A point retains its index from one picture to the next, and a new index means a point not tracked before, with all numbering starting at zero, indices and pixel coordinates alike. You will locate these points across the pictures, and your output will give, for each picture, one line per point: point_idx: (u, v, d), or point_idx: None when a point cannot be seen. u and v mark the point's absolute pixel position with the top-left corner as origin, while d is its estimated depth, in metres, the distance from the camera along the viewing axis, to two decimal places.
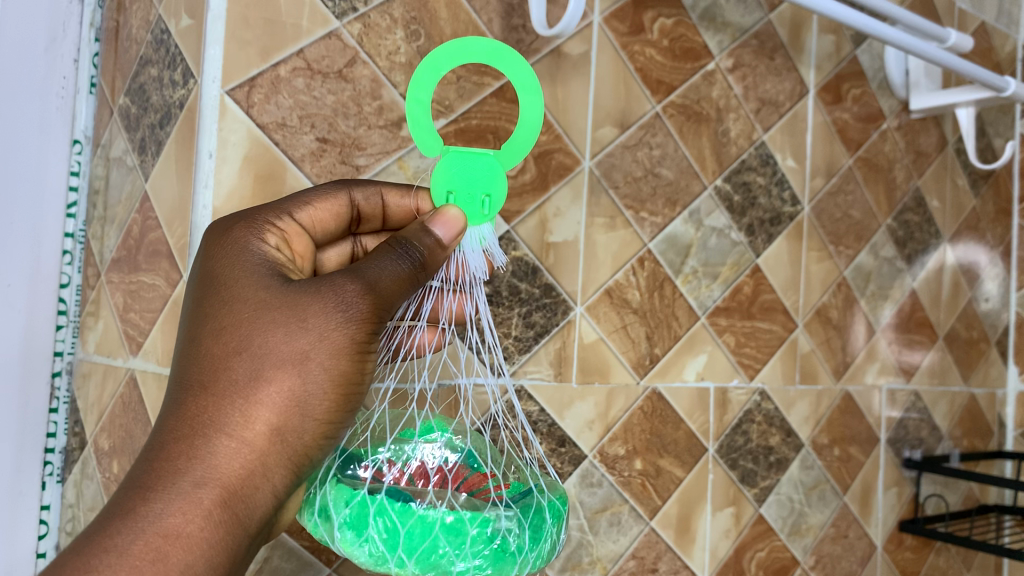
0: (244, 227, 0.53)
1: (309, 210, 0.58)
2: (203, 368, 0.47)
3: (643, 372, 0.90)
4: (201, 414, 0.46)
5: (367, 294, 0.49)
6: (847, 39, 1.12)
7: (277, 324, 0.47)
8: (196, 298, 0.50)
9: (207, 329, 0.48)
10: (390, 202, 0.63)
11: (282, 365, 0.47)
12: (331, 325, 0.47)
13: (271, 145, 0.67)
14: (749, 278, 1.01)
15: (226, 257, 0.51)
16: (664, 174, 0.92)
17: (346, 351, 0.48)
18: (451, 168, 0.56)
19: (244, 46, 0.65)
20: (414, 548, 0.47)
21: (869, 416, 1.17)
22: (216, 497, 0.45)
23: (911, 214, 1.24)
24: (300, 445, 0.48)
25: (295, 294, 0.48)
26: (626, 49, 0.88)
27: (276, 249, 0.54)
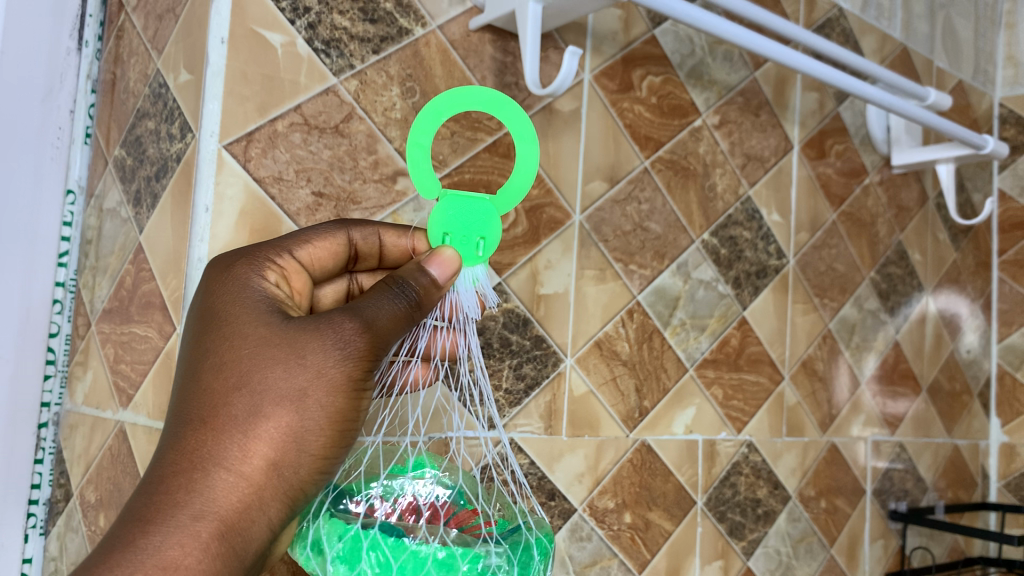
0: (245, 264, 0.54)
1: (306, 250, 0.58)
2: (201, 404, 0.48)
3: (632, 425, 0.90)
4: (199, 448, 0.47)
5: (364, 333, 0.49)
6: (829, 97, 1.15)
7: (275, 361, 0.48)
8: (197, 333, 0.51)
9: (206, 364, 0.49)
10: (386, 242, 0.64)
11: (280, 403, 0.47)
12: (326, 365, 0.48)
13: (267, 198, 0.67)
14: (736, 330, 1.01)
15: (227, 293, 0.52)
16: (652, 228, 0.93)
17: (341, 389, 0.48)
18: (448, 210, 0.56)
19: (242, 101, 0.66)
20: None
21: (855, 468, 1.17)
22: (213, 531, 0.46)
23: (894, 267, 1.25)
24: (296, 479, 0.48)
25: (293, 332, 0.48)
26: (616, 106, 0.90)
27: (277, 286, 0.54)
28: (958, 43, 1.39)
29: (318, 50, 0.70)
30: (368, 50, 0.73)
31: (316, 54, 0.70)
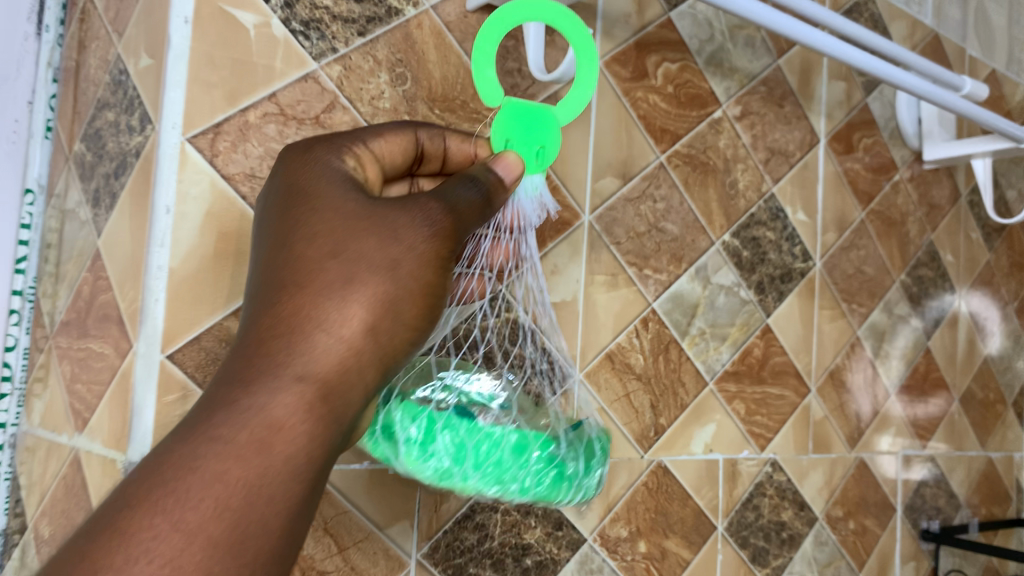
0: (323, 147, 0.49)
1: (377, 147, 0.53)
2: (288, 271, 0.43)
3: (648, 445, 0.82)
4: (291, 315, 0.42)
5: (448, 215, 0.46)
6: (857, 87, 1.07)
7: (370, 232, 0.44)
8: (278, 209, 0.46)
9: (290, 237, 0.45)
10: (451, 146, 0.58)
11: (374, 268, 0.43)
12: (417, 235, 0.45)
13: (236, 198, 0.60)
14: (760, 339, 0.93)
15: (309, 171, 0.47)
16: (668, 229, 0.85)
17: (433, 263, 0.45)
18: (512, 118, 0.53)
19: (209, 89, 0.59)
20: (482, 464, 0.47)
21: (885, 485, 1.09)
22: (314, 395, 0.41)
23: (925, 269, 1.17)
24: (389, 350, 0.45)
25: (380, 208, 0.45)
26: (628, 96, 0.82)
27: (358, 168, 0.50)
28: (991, 31, 1.31)
29: (296, 32, 0.63)
30: (353, 32, 0.65)
31: (294, 36, 0.63)
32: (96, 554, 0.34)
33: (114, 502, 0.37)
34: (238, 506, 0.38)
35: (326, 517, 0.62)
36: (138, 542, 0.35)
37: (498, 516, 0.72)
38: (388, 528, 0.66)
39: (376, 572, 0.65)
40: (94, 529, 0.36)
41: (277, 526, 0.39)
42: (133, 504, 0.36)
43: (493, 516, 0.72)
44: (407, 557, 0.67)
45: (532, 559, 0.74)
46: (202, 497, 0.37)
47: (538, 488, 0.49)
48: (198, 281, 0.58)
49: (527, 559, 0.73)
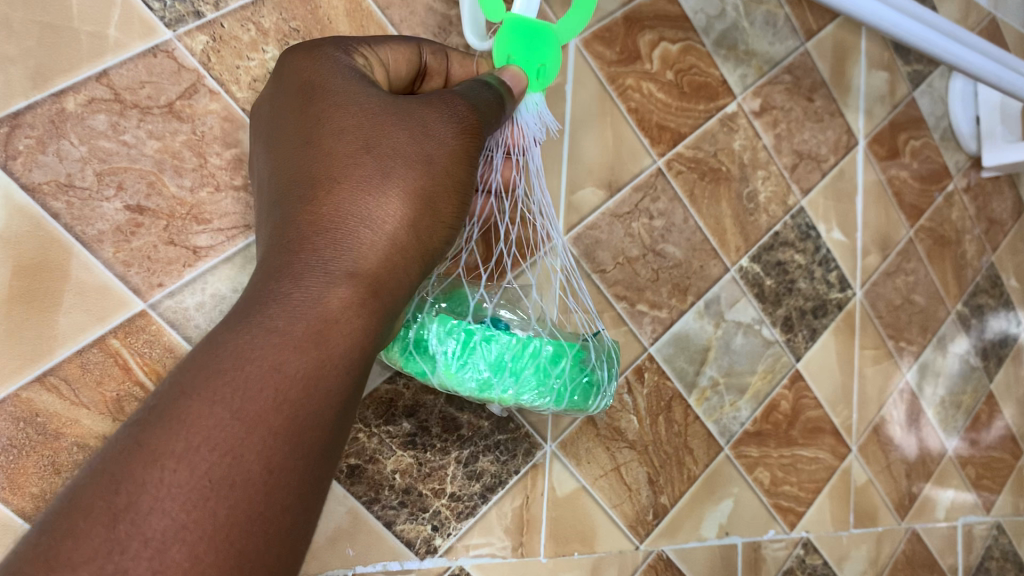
0: (331, 41, 0.41)
1: (382, 54, 0.43)
2: (317, 166, 0.36)
3: (645, 532, 0.63)
4: (327, 209, 0.35)
5: (476, 110, 0.39)
6: (902, 78, 0.89)
7: (399, 122, 0.37)
8: (294, 110, 0.39)
9: (314, 132, 0.37)
10: (453, 69, 0.49)
11: (410, 163, 0.36)
12: (452, 128, 0.37)
13: (45, 218, 0.43)
14: (788, 390, 0.75)
15: (316, 65, 0.40)
16: (669, 252, 0.67)
17: (468, 159, 0.38)
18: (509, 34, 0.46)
19: (3, 64, 0.42)
20: (524, 374, 0.41)
21: (943, 561, 0.90)
22: (365, 294, 0.34)
23: (986, 297, 0.98)
24: (432, 251, 0.37)
25: (406, 99, 0.38)
26: (615, 83, 0.64)
27: (366, 68, 0.42)
28: None
29: None
30: None
31: None
32: (149, 445, 0.28)
33: (155, 399, 0.29)
34: (297, 399, 0.31)
35: None
36: (192, 435, 0.28)
37: None
38: None
39: None
40: (148, 421, 0.28)
41: (337, 421, 0.32)
42: (188, 394, 0.29)
43: None
44: None
45: None
46: (261, 387, 0.30)
47: (574, 401, 0.43)
48: None
49: None
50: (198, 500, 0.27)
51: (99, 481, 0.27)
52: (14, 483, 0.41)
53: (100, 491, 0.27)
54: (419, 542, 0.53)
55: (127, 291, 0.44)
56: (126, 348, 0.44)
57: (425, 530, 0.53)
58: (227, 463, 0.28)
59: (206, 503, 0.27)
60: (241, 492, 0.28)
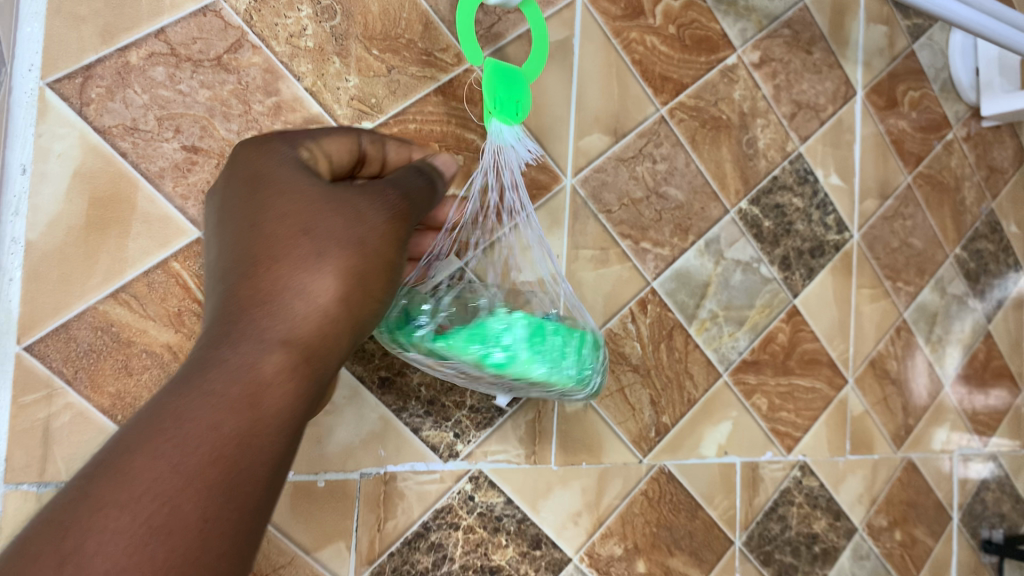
0: (275, 134, 0.43)
1: (325, 146, 0.44)
2: (257, 245, 0.37)
3: (647, 448, 0.70)
4: (265, 284, 0.36)
5: (403, 200, 0.41)
6: (901, 32, 0.93)
7: (333, 205, 0.38)
8: (238, 195, 0.40)
9: (251, 217, 0.38)
10: (391, 154, 0.49)
11: (346, 243, 0.38)
12: (383, 211, 0.40)
13: (114, 155, 0.49)
14: (785, 324, 0.80)
15: (260, 155, 0.41)
16: (671, 194, 0.73)
17: (394, 243, 0.40)
18: (494, 82, 0.52)
19: (76, 23, 0.49)
20: (547, 349, 0.48)
21: (938, 489, 0.95)
22: (301, 361, 0.35)
23: (984, 242, 1.02)
24: (355, 326, 0.38)
25: (342, 188, 0.39)
26: (620, 37, 0.70)
27: (312, 161, 0.42)
28: None
29: None
30: None
31: None
32: (95, 495, 0.28)
33: (91, 463, 0.30)
34: (234, 456, 0.31)
35: None
36: (137, 484, 0.29)
37: (460, 534, 0.60)
38: (316, 552, 0.54)
39: None
40: (84, 481, 0.29)
41: (269, 491, 0.33)
42: (129, 449, 0.30)
43: (453, 534, 0.60)
44: None
45: None
46: (195, 447, 0.30)
47: (582, 382, 0.51)
48: (66, 258, 0.48)
49: None
50: (138, 547, 0.28)
51: (47, 529, 0.28)
52: (94, 383, 0.49)
53: (47, 539, 0.27)
54: (442, 447, 0.60)
55: (185, 221, 0.51)
56: (185, 270, 0.51)
57: (448, 437, 0.60)
58: (167, 511, 0.29)
59: (144, 551, 0.28)
60: (179, 541, 0.29)
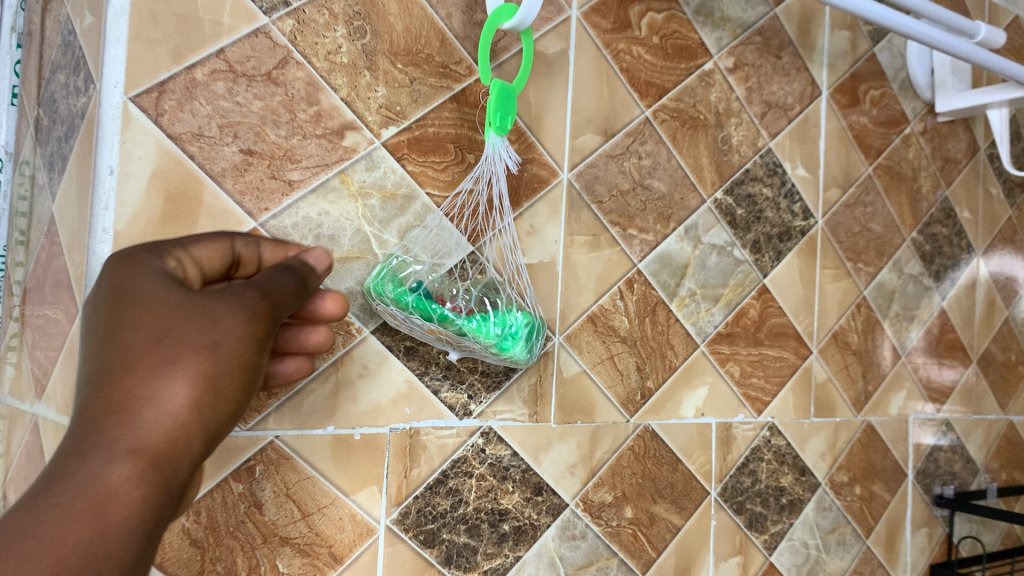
0: (144, 249, 0.44)
1: (197, 253, 0.47)
2: (114, 358, 0.37)
3: (634, 409, 0.80)
4: (117, 394, 0.36)
5: (263, 300, 0.41)
6: (863, 36, 1.02)
7: (189, 315, 0.38)
8: (100, 309, 0.40)
9: (108, 329, 0.39)
10: (266, 253, 0.52)
11: (200, 349, 0.38)
12: (240, 315, 0.39)
13: (184, 158, 0.58)
14: (756, 300, 0.90)
15: (126, 272, 0.42)
16: (655, 186, 0.82)
17: (250, 347, 0.40)
18: (496, 101, 0.62)
19: (152, 46, 0.57)
20: (511, 339, 0.66)
21: (895, 449, 1.06)
22: (152, 470, 0.35)
23: (939, 227, 1.13)
24: (207, 436, 0.38)
25: (200, 296, 0.39)
26: (610, 48, 0.79)
27: (179, 269, 0.44)
28: None
29: None
30: None
31: None
32: None
33: None
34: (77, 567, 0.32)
35: (289, 481, 0.62)
36: None
37: (474, 481, 0.70)
38: (353, 494, 0.65)
39: (343, 538, 0.64)
40: None
41: None
42: None
43: (468, 481, 0.70)
44: (375, 523, 0.66)
45: (510, 525, 0.72)
46: (41, 558, 0.31)
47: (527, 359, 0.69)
48: (147, 245, 0.57)
49: (504, 525, 0.72)
50: None
51: None
52: None
53: None
54: (458, 406, 0.70)
55: (243, 213, 0.60)
56: None
57: (463, 397, 0.70)
58: None
59: None
60: None
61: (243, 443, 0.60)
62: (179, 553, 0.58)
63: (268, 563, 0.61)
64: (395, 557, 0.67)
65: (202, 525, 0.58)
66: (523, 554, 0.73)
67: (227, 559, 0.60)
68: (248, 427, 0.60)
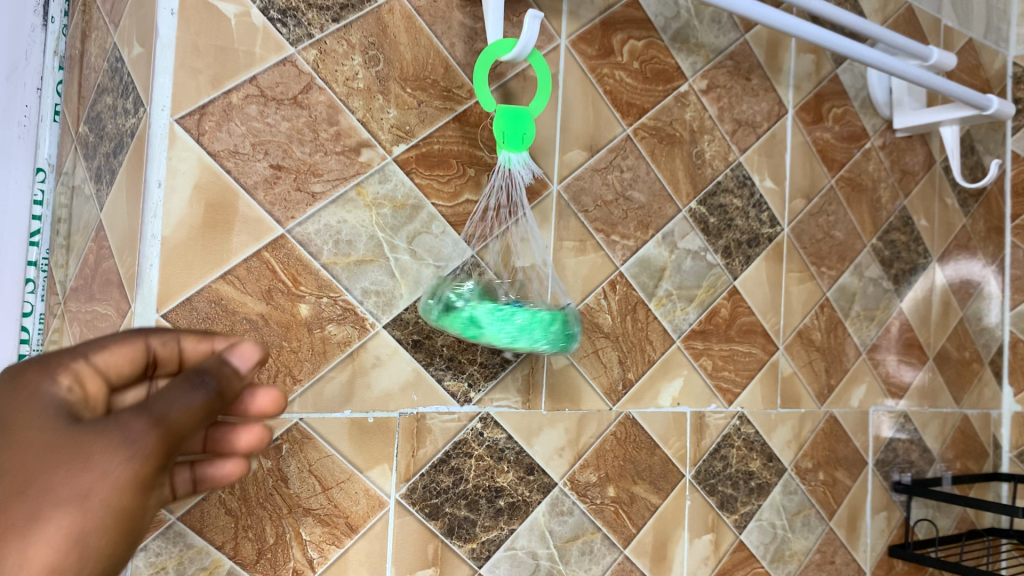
0: (36, 369, 0.42)
1: (99, 362, 0.46)
2: None
3: (616, 398, 0.89)
4: None
5: (156, 429, 0.37)
6: (827, 59, 1.12)
7: (56, 462, 0.36)
8: None
9: None
10: (187, 347, 0.52)
11: (63, 503, 0.35)
12: (121, 455, 0.36)
13: (222, 172, 0.66)
14: (727, 301, 0.99)
15: (11, 400, 0.40)
16: (635, 197, 0.91)
17: (133, 489, 0.37)
18: (503, 122, 0.71)
19: (195, 74, 0.65)
20: (504, 328, 0.68)
21: (856, 439, 1.15)
22: None
23: (898, 234, 1.22)
24: None
25: (79, 433, 0.37)
26: (595, 72, 0.87)
27: (74, 387, 0.43)
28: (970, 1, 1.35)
29: (274, 20, 0.69)
30: (327, 18, 0.71)
31: (272, 24, 0.68)
32: None
33: None
34: None
35: (311, 459, 0.70)
36: None
37: (473, 461, 0.79)
38: (367, 470, 0.73)
39: (358, 510, 0.72)
40: None
41: None
42: None
43: (468, 461, 0.78)
44: (386, 497, 0.74)
45: (505, 501, 0.81)
46: None
47: (546, 343, 0.71)
48: (190, 249, 0.65)
49: (500, 501, 0.80)
50: None
51: None
52: None
53: None
54: (459, 394, 0.78)
55: (272, 220, 0.68)
56: (273, 257, 0.68)
57: (464, 386, 0.79)
58: None
59: None
60: None
61: (271, 424, 0.68)
62: (216, 521, 0.65)
63: (292, 531, 0.69)
64: (404, 528, 0.75)
65: (235, 496, 0.66)
66: (517, 527, 0.81)
67: (257, 527, 0.67)
68: None
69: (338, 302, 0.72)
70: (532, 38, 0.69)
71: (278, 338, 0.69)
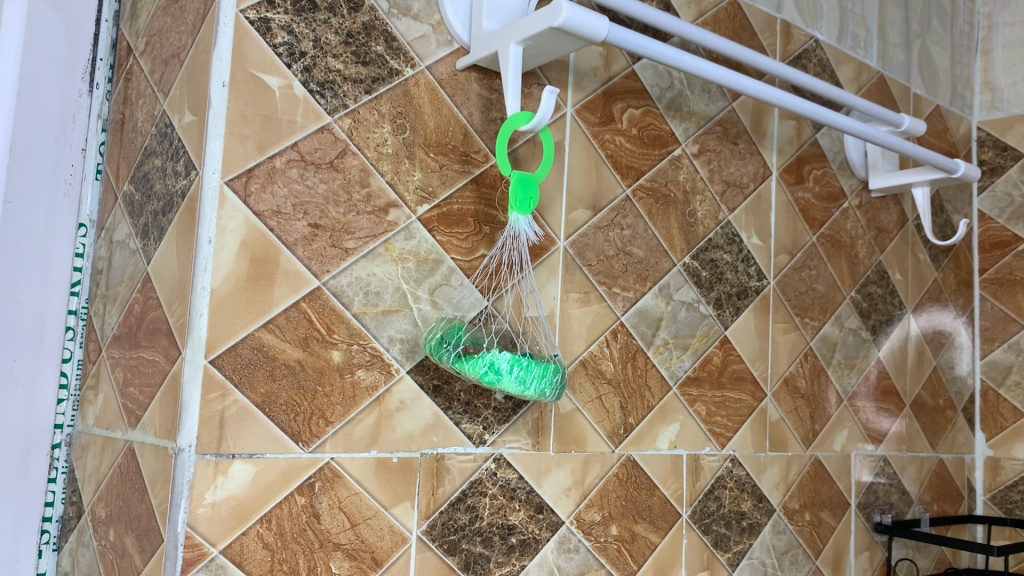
0: None
1: None
2: None
3: (617, 441, 0.94)
4: None
5: None
6: (806, 123, 1.20)
7: None
8: None
9: None
10: None
11: None
12: None
13: (266, 230, 0.72)
14: (718, 349, 1.06)
15: None
16: (634, 252, 0.98)
17: None
18: (516, 188, 0.77)
19: (242, 140, 0.71)
20: (524, 378, 0.75)
21: (840, 482, 1.21)
22: None
23: (875, 287, 1.30)
24: None
25: None
26: (597, 138, 0.95)
27: None
28: (936, 71, 1.45)
29: (314, 92, 0.75)
30: (361, 90, 0.78)
31: (312, 95, 0.75)
32: None
33: None
34: None
35: (341, 496, 0.74)
36: None
37: (487, 500, 0.84)
38: (392, 507, 0.77)
39: (383, 545, 0.77)
40: None
41: None
42: None
43: (483, 499, 0.83)
44: (409, 533, 0.78)
45: (517, 538, 0.86)
46: None
47: (549, 394, 0.78)
48: (236, 299, 0.70)
49: (512, 538, 0.85)
50: None
51: None
52: (252, 385, 0.71)
53: None
54: (475, 435, 0.84)
55: (309, 273, 0.74)
56: (310, 307, 0.74)
57: (479, 428, 0.84)
58: None
59: None
60: None
61: (305, 464, 0.73)
62: (255, 554, 0.70)
63: (322, 565, 0.73)
64: (425, 563, 0.79)
65: (272, 532, 0.71)
66: (527, 563, 0.86)
67: (292, 561, 0.72)
68: (310, 450, 0.73)
69: (367, 349, 0.77)
70: (548, 112, 0.76)
71: (313, 382, 0.74)
